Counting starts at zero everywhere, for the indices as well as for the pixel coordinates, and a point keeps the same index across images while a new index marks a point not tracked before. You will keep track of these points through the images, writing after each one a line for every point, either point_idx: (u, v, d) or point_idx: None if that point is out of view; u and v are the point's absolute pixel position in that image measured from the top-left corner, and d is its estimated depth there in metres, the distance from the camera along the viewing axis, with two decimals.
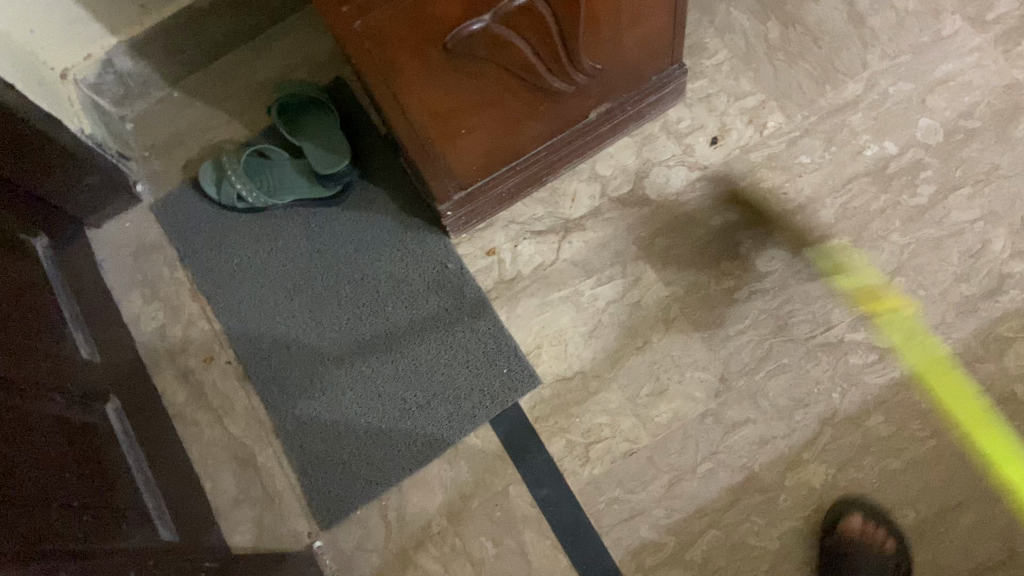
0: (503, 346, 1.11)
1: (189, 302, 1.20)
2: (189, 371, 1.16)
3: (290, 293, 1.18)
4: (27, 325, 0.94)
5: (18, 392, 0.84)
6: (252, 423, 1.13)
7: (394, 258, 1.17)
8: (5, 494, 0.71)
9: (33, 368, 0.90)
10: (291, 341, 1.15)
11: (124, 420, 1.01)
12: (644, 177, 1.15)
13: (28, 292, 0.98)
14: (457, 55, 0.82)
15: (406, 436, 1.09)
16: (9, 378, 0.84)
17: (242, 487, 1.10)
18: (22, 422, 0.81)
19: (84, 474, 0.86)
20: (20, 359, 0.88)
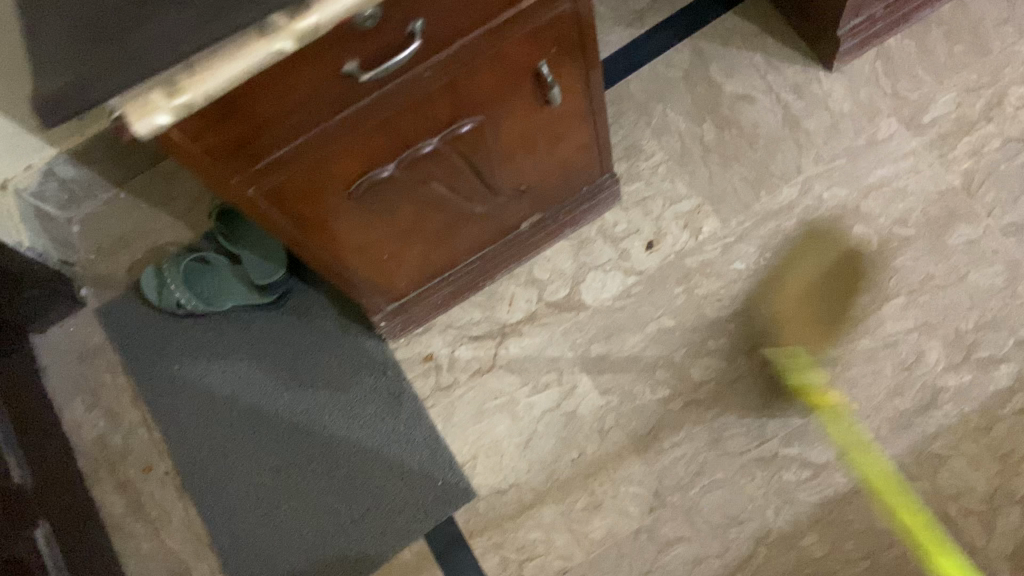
0: (438, 457, 1.10)
1: (129, 409, 1.19)
2: (127, 481, 1.16)
3: (228, 400, 1.17)
4: None
5: None
6: (189, 537, 1.12)
7: (331, 364, 1.16)
8: None
9: None
10: (229, 452, 1.14)
11: (53, 547, 1.01)
12: (581, 282, 1.14)
13: None
14: (364, 200, 0.82)
15: (342, 554, 1.07)
16: None
17: None
18: None
19: None
20: None
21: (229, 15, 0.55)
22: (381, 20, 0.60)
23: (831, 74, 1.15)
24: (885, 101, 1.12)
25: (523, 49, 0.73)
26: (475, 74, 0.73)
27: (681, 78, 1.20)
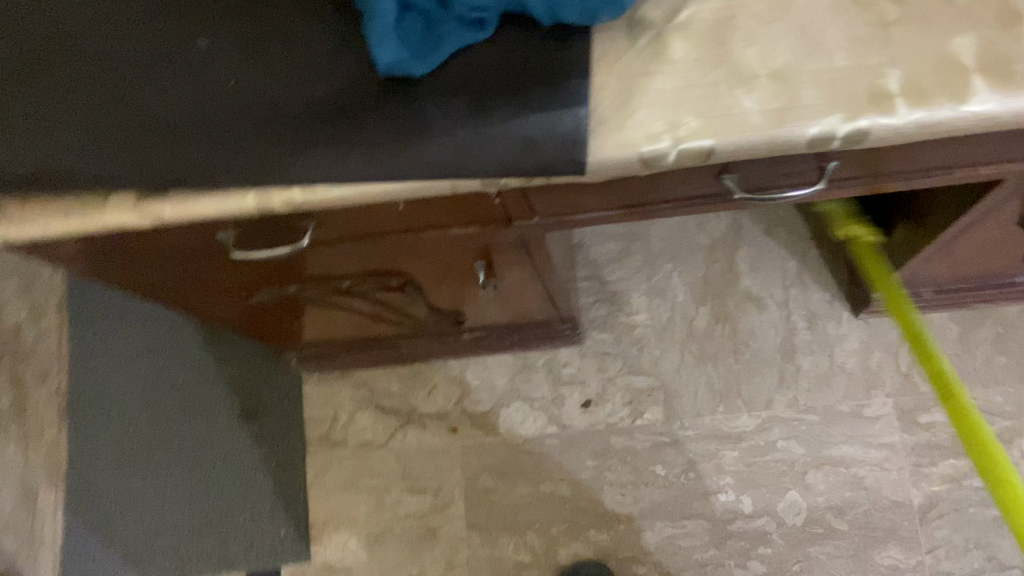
0: (294, 508, 1.08)
1: (53, 312, 1.21)
2: (22, 379, 1.18)
3: (137, 350, 1.15)
4: None
5: None
6: (49, 464, 1.14)
7: (243, 367, 1.13)
8: None
9: None
10: (115, 405, 1.13)
11: None
12: (504, 407, 1.08)
13: None
14: (262, 299, 0.76)
15: (162, 551, 1.07)
16: None
17: (14, 516, 1.12)
18: None
19: None
20: None
21: (75, 164, 0.47)
22: (263, 218, 0.53)
23: (854, 321, 1.04)
24: (892, 378, 1.01)
25: (451, 250, 0.66)
26: (390, 255, 0.65)
27: (705, 247, 1.09)
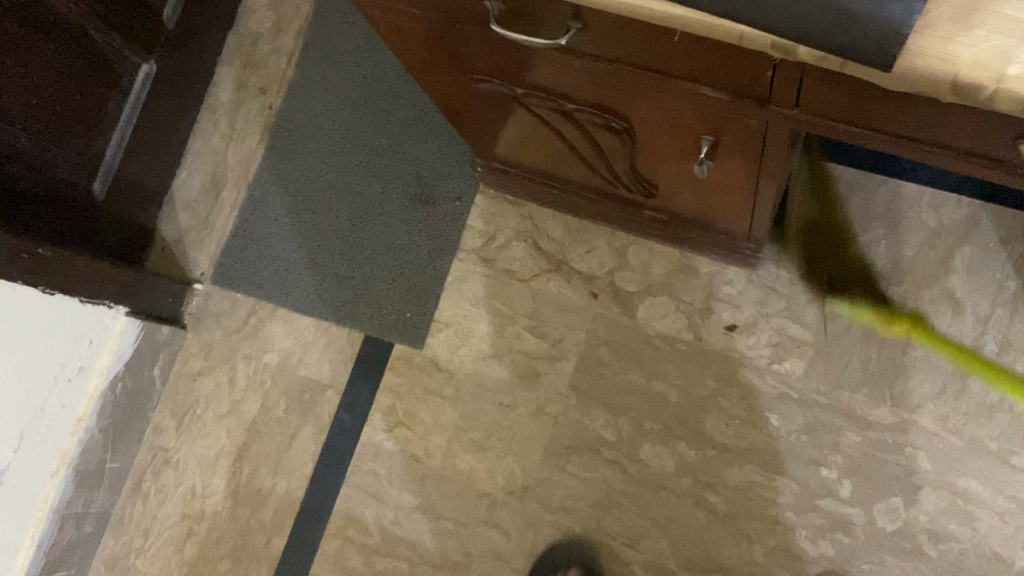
0: (424, 299, 1.13)
1: (289, 37, 1.26)
2: (244, 86, 1.27)
3: (349, 102, 1.22)
4: None
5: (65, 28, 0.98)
6: (241, 168, 1.24)
7: (432, 157, 1.17)
8: None
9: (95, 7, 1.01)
10: (314, 144, 1.22)
11: (146, 84, 1.13)
12: (650, 295, 1.06)
13: None
14: (486, 90, 0.76)
15: (306, 285, 1.17)
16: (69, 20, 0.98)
17: (199, 199, 1.24)
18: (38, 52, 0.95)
19: (81, 111, 1.04)
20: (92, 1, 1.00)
21: None
22: None
23: None
24: None
25: (689, 114, 0.62)
26: (628, 92, 0.62)
27: (929, 229, 0.99)
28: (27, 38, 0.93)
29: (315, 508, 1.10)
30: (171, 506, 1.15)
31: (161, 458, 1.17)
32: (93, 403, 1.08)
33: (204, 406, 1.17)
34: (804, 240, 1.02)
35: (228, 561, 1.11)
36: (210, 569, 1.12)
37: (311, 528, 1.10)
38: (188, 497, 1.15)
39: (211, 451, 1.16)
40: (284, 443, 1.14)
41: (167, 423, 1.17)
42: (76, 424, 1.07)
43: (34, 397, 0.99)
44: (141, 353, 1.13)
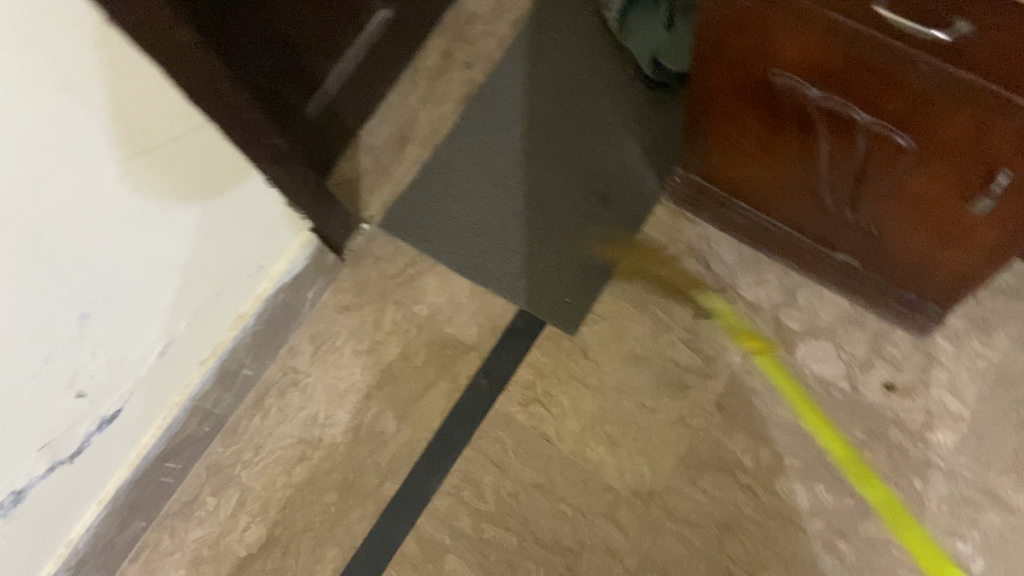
0: (585, 290, 1.16)
1: (504, 23, 1.32)
2: (450, 56, 1.32)
3: (548, 95, 1.27)
4: None
5: None
6: (430, 129, 1.29)
7: (619, 161, 1.21)
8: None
9: None
10: (507, 126, 1.27)
11: (377, 31, 1.18)
12: (812, 337, 1.08)
13: None
14: (765, 94, 0.81)
15: (472, 251, 1.21)
16: None
17: (383, 147, 1.28)
18: None
19: (326, 34, 1.08)
20: None
21: None
22: None
23: None
24: None
25: (999, 146, 0.66)
26: (944, 115, 0.67)
27: None
28: None
29: (434, 462, 1.10)
30: (289, 427, 1.15)
31: (289, 378, 1.17)
32: (257, 304, 1.09)
33: (344, 339, 1.18)
34: (976, 323, 1.05)
35: (335, 494, 1.11)
36: (315, 497, 1.11)
37: (426, 481, 1.10)
38: (307, 422, 1.15)
39: (341, 383, 1.16)
40: (416, 393, 1.15)
41: (304, 346, 1.18)
42: (236, 321, 1.07)
43: (218, 281, 0.99)
44: (306, 272, 1.14)
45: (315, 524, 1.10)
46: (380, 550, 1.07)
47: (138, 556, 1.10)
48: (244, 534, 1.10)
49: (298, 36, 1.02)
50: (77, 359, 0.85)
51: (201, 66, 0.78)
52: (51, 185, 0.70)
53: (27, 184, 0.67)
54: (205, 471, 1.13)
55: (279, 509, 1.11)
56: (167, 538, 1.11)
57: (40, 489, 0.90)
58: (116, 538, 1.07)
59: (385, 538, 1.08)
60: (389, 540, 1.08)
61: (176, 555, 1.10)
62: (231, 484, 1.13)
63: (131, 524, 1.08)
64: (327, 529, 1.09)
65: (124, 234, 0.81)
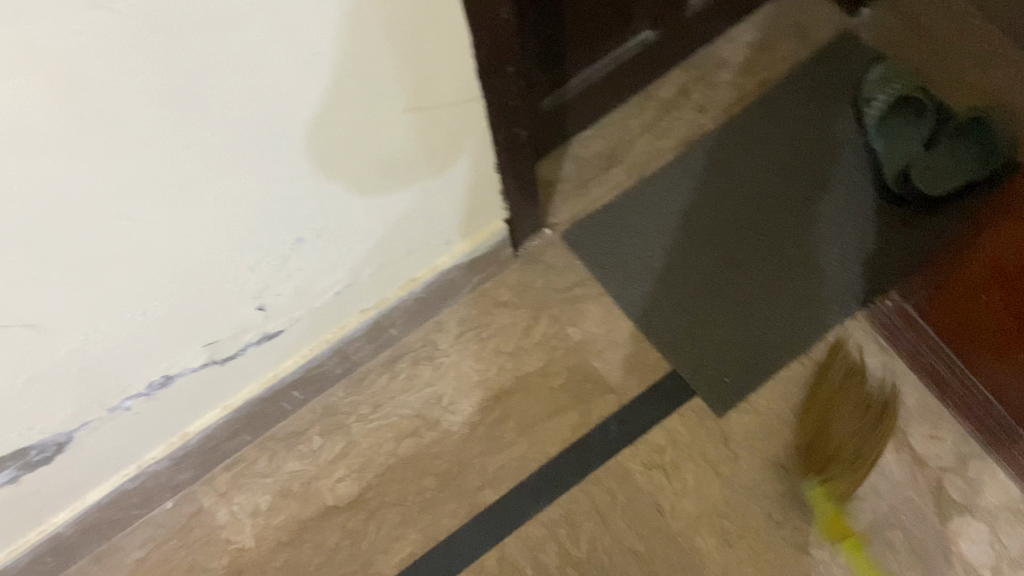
0: (748, 377, 1.09)
1: (753, 79, 1.26)
2: (687, 93, 1.27)
3: (776, 167, 1.21)
4: None
5: None
6: (643, 158, 1.24)
7: (827, 261, 1.14)
8: None
9: None
10: (723, 182, 1.21)
11: (635, 49, 1.15)
12: (971, 514, 1.01)
13: None
14: None
15: (647, 292, 1.15)
16: None
17: (590, 160, 1.24)
18: None
19: (589, 38, 1.07)
20: None
21: None
22: None
23: None
24: None
25: None
26: None
27: None
28: None
29: (539, 488, 1.06)
30: (412, 398, 1.13)
31: (427, 351, 1.16)
32: (432, 274, 1.07)
33: (491, 334, 1.16)
34: None
35: (434, 480, 1.09)
36: (414, 476, 1.09)
37: (525, 503, 1.06)
38: (430, 400, 1.13)
39: (475, 375, 1.14)
40: (543, 413, 1.11)
41: (450, 326, 1.17)
42: (408, 284, 1.06)
43: (413, 244, 0.98)
44: (482, 259, 1.12)
45: (406, 501, 1.08)
46: (459, 553, 1.05)
47: (232, 465, 1.12)
48: (336, 485, 1.10)
49: (566, 28, 1.01)
50: (270, 274, 0.84)
51: (498, 41, 0.77)
52: (327, 106, 0.69)
53: (313, 97, 0.67)
54: (319, 410, 1.14)
55: (377, 474, 1.10)
56: (264, 459, 1.12)
57: (187, 382, 0.91)
58: (223, 444, 1.08)
59: (468, 543, 1.05)
60: (471, 546, 1.05)
61: (267, 479, 1.11)
62: (339, 432, 1.12)
63: (239, 436, 1.09)
64: (416, 512, 1.07)
65: (362, 172, 0.80)
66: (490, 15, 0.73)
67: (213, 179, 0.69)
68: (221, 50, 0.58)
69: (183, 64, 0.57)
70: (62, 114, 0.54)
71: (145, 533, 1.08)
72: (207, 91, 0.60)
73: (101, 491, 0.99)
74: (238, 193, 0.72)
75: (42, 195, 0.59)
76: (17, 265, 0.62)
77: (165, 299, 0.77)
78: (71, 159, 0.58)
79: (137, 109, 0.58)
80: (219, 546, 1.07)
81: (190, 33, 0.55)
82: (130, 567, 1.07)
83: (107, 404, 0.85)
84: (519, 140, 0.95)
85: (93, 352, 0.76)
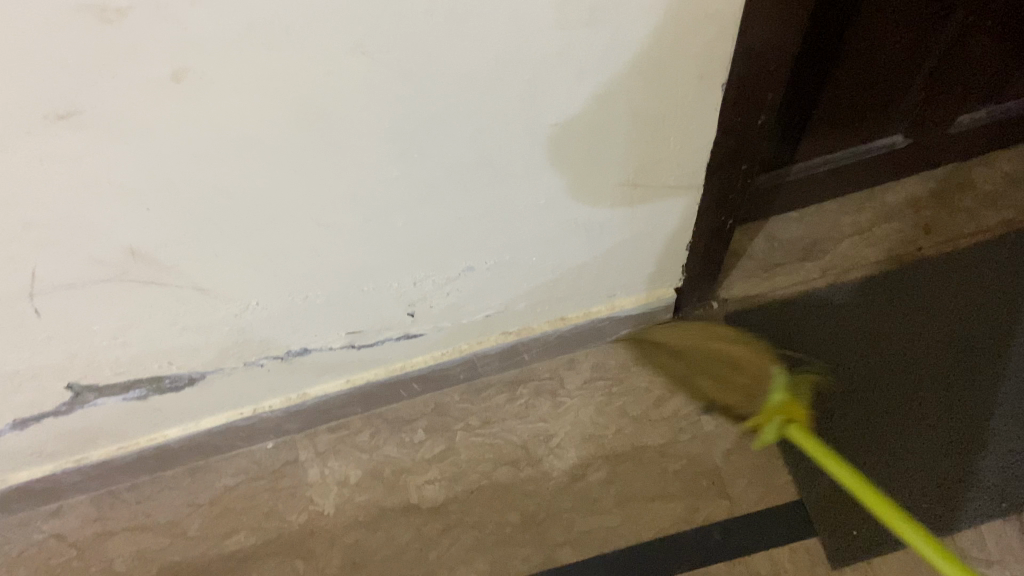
0: (878, 537, 0.99)
1: (993, 216, 1.13)
2: (913, 208, 1.15)
3: (985, 322, 1.08)
4: (982, 85, 0.96)
5: (901, 78, 0.91)
6: (841, 262, 1.13)
7: (1009, 443, 1.01)
8: (814, 71, 0.85)
9: (938, 84, 0.93)
10: (920, 317, 1.09)
11: (877, 151, 1.03)
12: None
13: (1018, 80, 0.98)
14: None
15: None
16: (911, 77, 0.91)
17: (783, 247, 1.16)
18: (877, 73, 0.89)
19: (829, 130, 0.97)
20: (943, 78, 0.92)
21: None
22: None
23: None
24: None
25: None
26: None
27: None
28: (884, 60, 0.87)
29: (619, 566, 1.02)
30: (523, 427, 1.11)
31: (552, 385, 1.13)
32: (584, 318, 1.03)
33: (621, 391, 1.12)
34: None
35: (518, 518, 1.06)
36: (501, 506, 1.07)
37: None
38: (539, 436, 1.10)
39: (592, 428, 1.10)
40: (647, 492, 1.06)
41: (583, 368, 1.14)
42: (557, 322, 1.03)
43: (575, 289, 0.94)
44: (638, 318, 1.07)
45: (485, 528, 1.06)
46: None
47: (337, 429, 1.14)
48: (425, 485, 1.09)
49: (815, 109, 0.92)
50: (431, 289, 0.82)
51: (743, 140, 0.70)
52: (544, 169, 0.65)
53: (532, 158, 0.64)
54: (433, 406, 1.14)
55: (466, 490, 1.08)
56: (367, 435, 1.13)
57: (322, 355, 0.91)
58: (335, 410, 1.09)
59: None
60: None
61: (363, 456, 1.12)
62: (443, 434, 1.12)
63: (352, 407, 1.10)
64: (491, 543, 1.05)
65: (555, 224, 0.76)
66: (744, 118, 0.66)
67: (410, 207, 0.66)
68: (461, 101, 0.54)
69: (418, 111, 0.54)
70: (288, 130, 0.52)
71: (241, 464, 1.13)
72: (437, 136, 0.57)
73: (212, 420, 1.02)
74: (428, 222, 0.69)
75: (247, 194, 0.58)
76: (205, 244, 0.62)
77: (326, 291, 0.76)
78: (283, 169, 0.56)
79: (366, 139, 0.56)
80: (301, 503, 1.10)
81: (438, 83, 0.52)
82: (218, 490, 1.12)
83: (245, 358, 0.86)
84: (722, 228, 0.88)
85: (247, 319, 0.77)
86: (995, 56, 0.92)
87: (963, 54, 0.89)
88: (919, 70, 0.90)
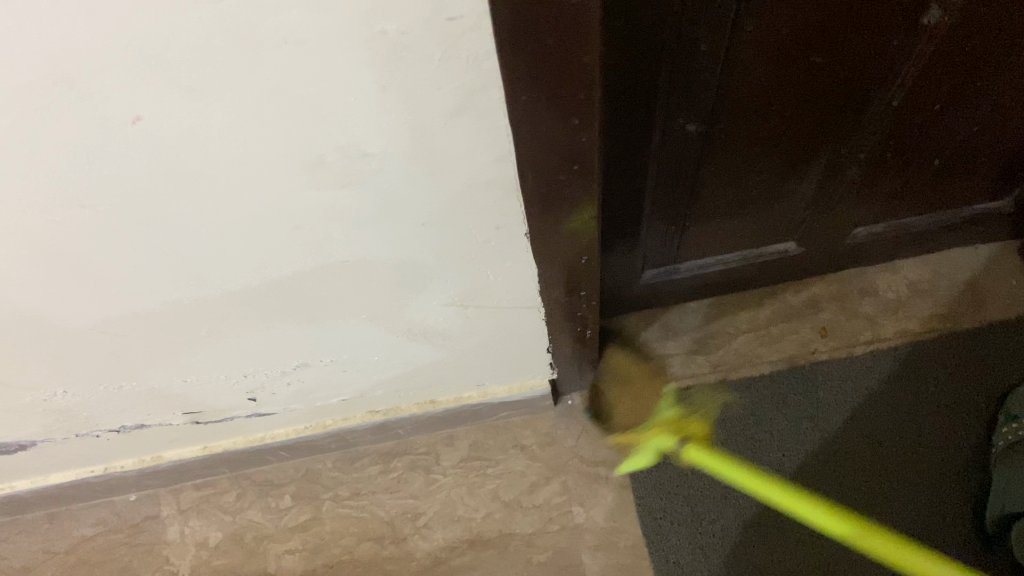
0: None
1: (890, 326, 1.11)
2: (811, 311, 1.13)
3: (869, 433, 1.03)
4: (870, 207, 0.93)
5: (776, 206, 0.88)
6: (733, 360, 1.11)
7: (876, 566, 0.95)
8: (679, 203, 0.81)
9: (816, 210, 0.89)
10: (805, 422, 1.04)
11: (768, 256, 1.01)
12: None
13: (911, 203, 0.95)
14: None
15: (725, 530, 1.01)
16: (785, 205, 0.87)
17: (678, 337, 1.14)
18: (750, 203, 0.86)
19: (713, 240, 0.94)
20: (823, 206, 0.89)
21: None
22: None
23: None
24: None
25: None
26: None
27: None
28: (752, 195, 0.84)
29: None
30: (391, 502, 1.08)
31: (427, 461, 1.10)
32: (454, 402, 1.00)
33: (496, 474, 1.08)
34: None
35: None
36: None
37: None
38: (406, 513, 1.07)
39: (461, 510, 1.06)
40: None
41: (460, 446, 1.11)
42: (426, 404, 1.00)
43: (435, 381, 0.91)
44: (514, 404, 1.04)
45: None
46: None
47: (203, 487, 1.11)
48: (283, 554, 1.06)
49: (697, 223, 0.88)
50: (267, 380, 0.79)
51: (573, 278, 0.66)
52: (350, 296, 0.62)
53: (337, 283, 0.60)
54: (303, 472, 1.11)
55: (324, 564, 1.05)
56: (233, 495, 1.10)
57: (163, 429, 0.88)
58: (199, 470, 1.06)
59: None
60: None
61: (226, 517, 1.09)
62: (310, 502, 1.09)
63: (217, 468, 1.07)
64: None
65: (388, 336, 0.73)
66: (566, 263, 0.63)
67: (209, 322, 0.63)
68: (224, 245, 0.51)
69: (178, 250, 0.51)
70: (35, 263, 0.50)
71: (101, 515, 1.10)
72: (213, 270, 0.55)
73: (63, 475, 0.99)
74: (237, 333, 0.66)
75: (16, 309, 0.56)
76: None
77: (144, 384, 0.73)
78: (47, 292, 0.54)
79: (125, 269, 0.53)
80: (155, 562, 1.06)
81: (192, 231, 0.49)
82: (74, 540, 1.09)
83: (75, 431, 0.83)
84: (585, 339, 0.85)
85: (60, 403, 0.74)
86: (877, 188, 0.88)
87: (839, 189, 0.86)
88: (792, 198, 0.86)
